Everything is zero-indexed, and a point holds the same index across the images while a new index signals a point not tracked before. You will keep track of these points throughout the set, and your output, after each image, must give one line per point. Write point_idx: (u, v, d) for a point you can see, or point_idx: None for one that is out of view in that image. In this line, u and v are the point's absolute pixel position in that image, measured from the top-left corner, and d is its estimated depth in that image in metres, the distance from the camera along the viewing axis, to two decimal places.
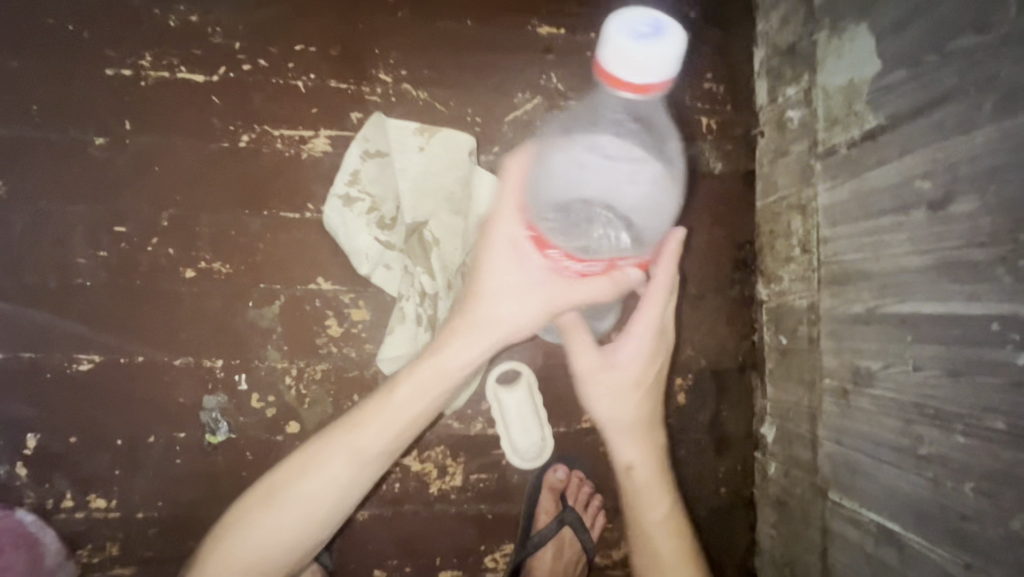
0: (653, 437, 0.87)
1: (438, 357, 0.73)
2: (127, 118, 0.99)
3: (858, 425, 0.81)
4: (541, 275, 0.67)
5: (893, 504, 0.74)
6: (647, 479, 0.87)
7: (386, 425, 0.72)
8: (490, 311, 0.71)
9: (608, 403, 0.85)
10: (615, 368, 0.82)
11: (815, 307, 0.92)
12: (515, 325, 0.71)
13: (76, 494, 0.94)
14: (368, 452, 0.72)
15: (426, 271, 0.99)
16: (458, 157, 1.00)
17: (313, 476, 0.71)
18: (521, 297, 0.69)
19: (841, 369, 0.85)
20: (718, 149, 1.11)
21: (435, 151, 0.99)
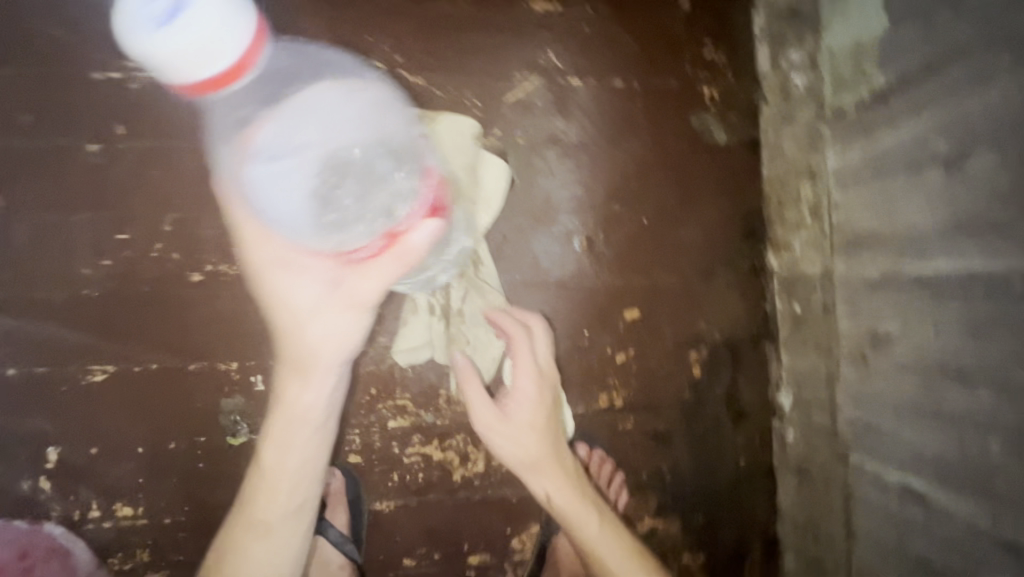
0: (564, 470, 0.96)
1: (304, 381, 0.87)
2: (119, 122, 0.97)
3: (878, 389, 0.81)
4: (335, 291, 0.83)
5: (917, 464, 0.75)
6: (576, 508, 0.93)
7: (296, 417, 0.86)
8: (306, 333, 0.86)
9: (521, 449, 0.95)
10: (514, 415, 0.95)
11: (829, 273, 0.91)
12: (320, 353, 0.87)
13: (102, 504, 0.95)
14: (315, 434, 0.88)
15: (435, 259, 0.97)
16: (463, 142, 1.00)
17: (274, 482, 0.87)
18: (338, 307, 0.83)
19: (859, 333, 0.85)
20: (721, 119, 1.10)
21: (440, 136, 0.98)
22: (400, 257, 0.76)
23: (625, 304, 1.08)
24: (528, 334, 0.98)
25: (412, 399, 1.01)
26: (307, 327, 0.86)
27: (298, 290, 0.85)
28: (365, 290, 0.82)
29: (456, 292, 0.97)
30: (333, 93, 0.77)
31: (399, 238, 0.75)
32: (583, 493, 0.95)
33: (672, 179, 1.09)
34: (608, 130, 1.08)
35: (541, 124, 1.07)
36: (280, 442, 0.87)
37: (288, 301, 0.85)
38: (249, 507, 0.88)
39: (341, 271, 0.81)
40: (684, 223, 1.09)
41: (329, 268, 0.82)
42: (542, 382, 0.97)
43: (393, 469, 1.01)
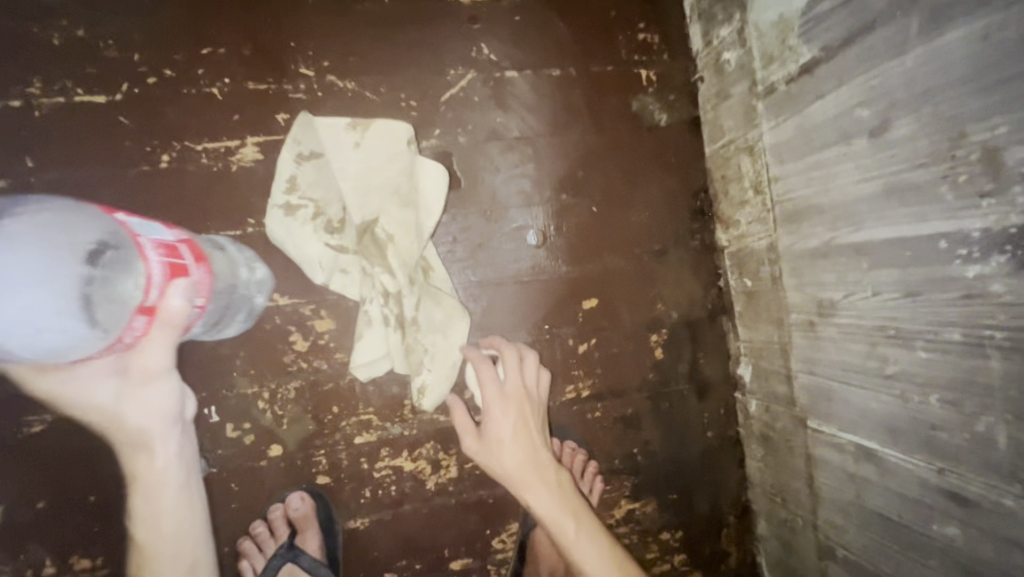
0: (554, 486, 0.92)
1: (148, 455, 0.81)
2: (27, 154, 0.90)
3: (827, 354, 0.84)
4: (128, 376, 0.74)
5: (868, 424, 0.78)
6: (563, 520, 0.90)
7: (153, 493, 0.84)
8: (123, 421, 0.77)
9: (507, 464, 0.92)
10: (492, 433, 0.93)
11: (774, 246, 0.93)
12: (150, 424, 0.79)
13: (56, 559, 0.90)
14: (181, 497, 0.85)
15: (383, 270, 0.96)
16: (396, 146, 0.96)
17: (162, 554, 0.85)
18: (153, 394, 0.77)
19: (806, 303, 0.87)
20: (661, 101, 1.10)
21: (371, 143, 0.95)
22: (169, 325, 0.71)
23: (582, 294, 1.08)
24: (516, 355, 0.97)
25: (377, 412, 0.99)
26: (124, 415, 0.76)
27: (73, 389, 0.74)
28: (154, 387, 0.77)
29: (410, 301, 0.96)
30: (57, 203, 0.82)
31: (155, 315, 0.69)
32: (571, 505, 0.91)
33: (617, 165, 1.09)
34: (549, 120, 1.07)
35: (481, 120, 1.05)
36: (155, 517, 0.84)
37: (92, 400, 0.74)
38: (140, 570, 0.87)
39: (115, 371, 0.73)
40: (633, 208, 1.10)
41: (93, 369, 0.72)
42: (527, 399, 0.96)
43: (364, 485, 0.99)
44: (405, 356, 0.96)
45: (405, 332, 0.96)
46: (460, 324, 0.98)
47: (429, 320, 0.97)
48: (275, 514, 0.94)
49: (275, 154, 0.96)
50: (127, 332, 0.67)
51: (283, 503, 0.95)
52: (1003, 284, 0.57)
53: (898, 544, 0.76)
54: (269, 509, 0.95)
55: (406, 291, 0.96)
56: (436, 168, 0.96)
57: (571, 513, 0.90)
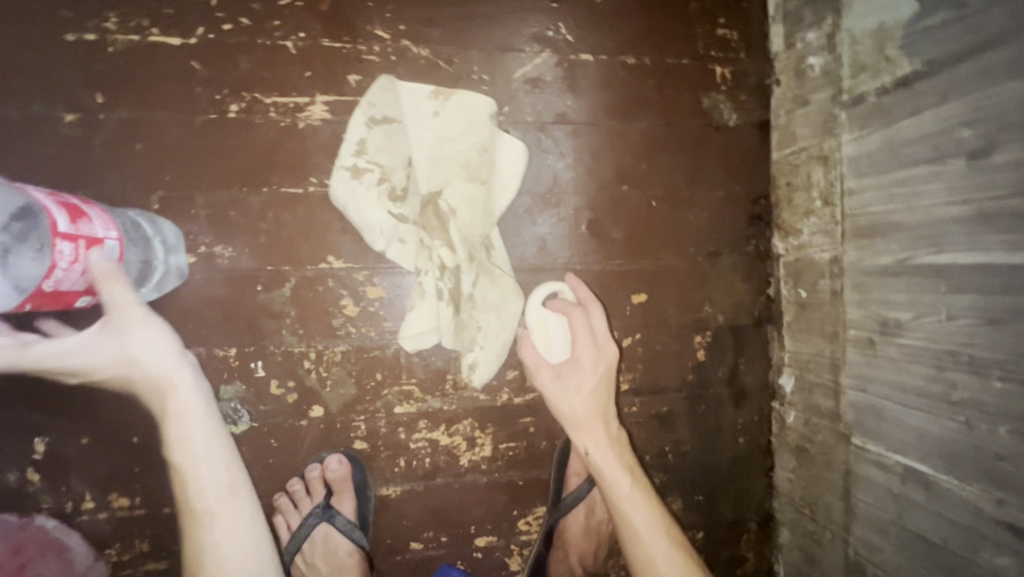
0: (608, 438, 1.00)
1: (170, 394, 0.91)
2: (98, 90, 0.89)
3: (885, 373, 0.83)
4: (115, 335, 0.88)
5: (922, 447, 0.77)
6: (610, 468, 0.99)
7: (184, 424, 0.91)
8: (140, 363, 0.90)
9: (574, 414, 0.99)
10: (569, 375, 1.00)
11: (838, 260, 0.92)
12: (162, 364, 0.90)
13: (96, 495, 0.91)
14: (206, 426, 0.92)
15: (444, 245, 0.96)
16: (475, 121, 0.96)
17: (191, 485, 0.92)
18: (138, 345, 0.89)
19: (867, 320, 0.86)
20: (732, 101, 1.08)
21: (452, 115, 0.95)
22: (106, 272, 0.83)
23: (631, 288, 1.07)
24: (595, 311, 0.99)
25: (418, 384, 0.99)
26: (134, 357, 0.89)
27: (78, 361, 0.88)
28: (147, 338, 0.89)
29: (467, 278, 0.97)
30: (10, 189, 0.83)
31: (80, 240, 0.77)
32: (622, 457, 1.00)
33: (681, 161, 1.07)
34: (618, 109, 1.05)
35: (551, 102, 1.03)
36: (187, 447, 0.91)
37: (93, 360, 0.88)
38: (184, 504, 0.92)
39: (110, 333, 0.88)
40: (692, 207, 1.08)
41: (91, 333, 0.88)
42: (601, 358, 1.00)
43: (399, 454, 0.99)
44: (455, 331, 0.98)
45: (459, 308, 0.97)
46: (513, 306, 0.99)
47: (484, 299, 0.98)
48: (313, 476, 0.96)
49: (344, 115, 0.95)
50: (58, 256, 0.74)
51: (320, 464, 0.96)
52: None
53: (938, 568, 0.76)
54: (307, 468, 0.96)
55: (465, 266, 0.97)
56: (514, 148, 0.97)
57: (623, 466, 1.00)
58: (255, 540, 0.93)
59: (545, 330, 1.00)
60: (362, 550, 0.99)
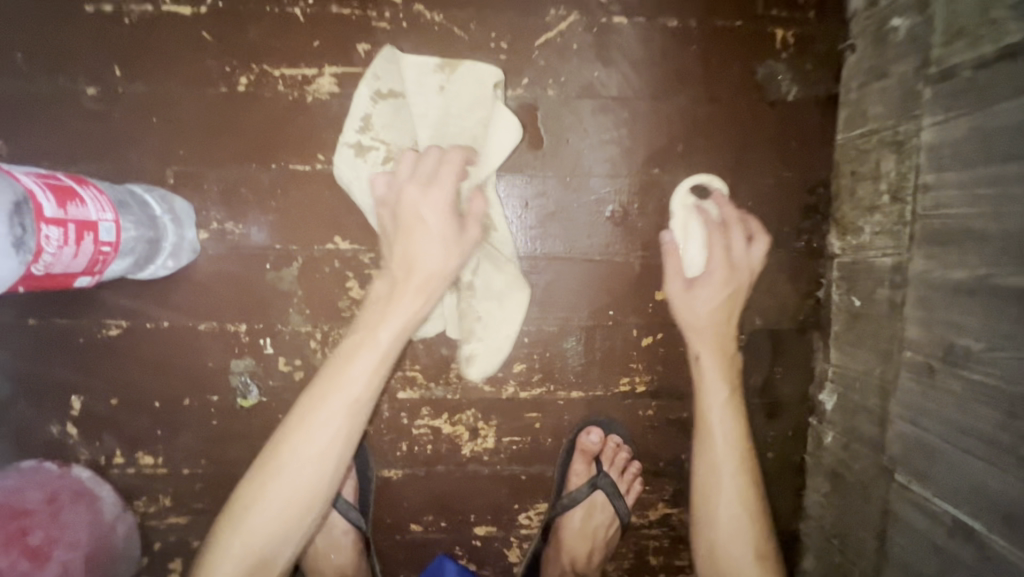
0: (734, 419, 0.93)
1: (411, 298, 0.84)
2: (116, 63, 0.90)
3: (942, 409, 0.70)
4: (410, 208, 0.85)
5: (978, 501, 0.65)
6: (721, 451, 0.92)
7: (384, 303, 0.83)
8: (420, 254, 0.84)
9: (710, 380, 0.94)
10: (700, 285, 0.94)
11: (901, 268, 0.78)
12: (448, 264, 0.86)
13: (125, 452, 0.98)
14: (390, 329, 0.82)
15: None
16: (473, 98, 0.90)
17: (324, 411, 0.78)
18: (429, 211, 0.85)
19: (928, 343, 0.73)
20: (793, 71, 0.92)
21: (445, 93, 0.89)
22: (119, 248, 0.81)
23: (656, 283, 0.97)
24: (745, 234, 0.94)
25: (422, 371, 0.97)
26: (439, 263, 0.85)
27: (432, 229, 0.85)
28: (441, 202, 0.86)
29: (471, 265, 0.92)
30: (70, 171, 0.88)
31: (69, 226, 0.63)
32: (740, 454, 0.92)
33: (726, 142, 0.94)
34: (655, 80, 0.93)
35: (577, 72, 0.92)
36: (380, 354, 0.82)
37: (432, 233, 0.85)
38: (298, 407, 0.79)
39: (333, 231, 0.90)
40: (734, 195, 0.95)
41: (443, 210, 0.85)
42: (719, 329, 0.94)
43: (402, 438, 0.99)
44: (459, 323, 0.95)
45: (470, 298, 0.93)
46: (517, 294, 0.94)
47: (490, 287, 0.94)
48: None
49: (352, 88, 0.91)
50: (45, 242, 0.60)
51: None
52: None
53: None
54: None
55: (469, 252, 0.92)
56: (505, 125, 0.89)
57: (733, 459, 0.92)
58: (317, 470, 0.78)
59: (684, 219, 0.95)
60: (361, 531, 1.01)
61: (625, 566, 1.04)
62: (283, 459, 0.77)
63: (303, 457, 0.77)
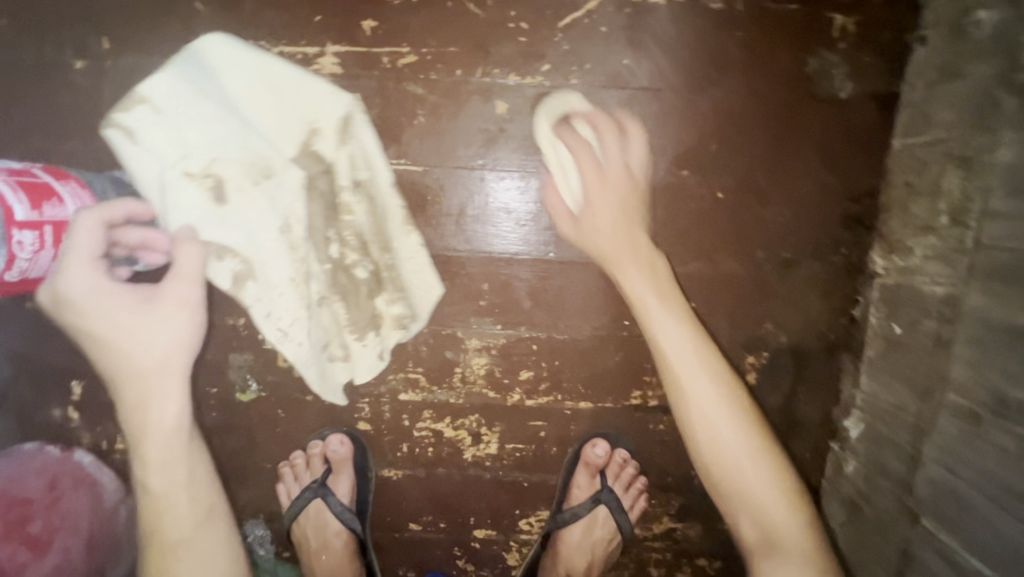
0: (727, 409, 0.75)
1: (139, 356, 0.64)
2: (105, 35, 0.83)
3: (985, 462, 0.64)
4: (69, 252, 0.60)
5: (1011, 564, 0.60)
6: (734, 444, 0.73)
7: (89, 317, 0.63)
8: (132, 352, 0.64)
9: (690, 374, 0.75)
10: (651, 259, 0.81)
11: (953, 301, 0.71)
12: (181, 335, 0.66)
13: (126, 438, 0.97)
14: (173, 328, 0.66)
15: (336, 238, 0.81)
16: (214, 98, 0.73)
17: (160, 380, 0.65)
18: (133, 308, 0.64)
19: (976, 388, 0.66)
20: (850, 65, 0.82)
21: (176, 114, 0.70)
22: None
23: None
24: (616, 133, 0.81)
25: (425, 373, 0.94)
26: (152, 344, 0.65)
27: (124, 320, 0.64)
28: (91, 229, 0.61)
29: (376, 253, 0.85)
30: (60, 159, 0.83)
31: (50, 230, 0.59)
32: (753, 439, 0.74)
33: (766, 143, 0.85)
34: (691, 70, 0.83)
35: (604, 59, 0.83)
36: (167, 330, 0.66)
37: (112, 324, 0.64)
38: (141, 454, 0.66)
39: (147, 294, 0.66)
40: (769, 203, 0.87)
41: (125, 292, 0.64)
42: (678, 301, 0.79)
43: (403, 440, 0.97)
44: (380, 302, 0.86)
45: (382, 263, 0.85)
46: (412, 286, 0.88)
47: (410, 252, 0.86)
48: (315, 449, 0.96)
49: (357, 71, 0.83)
50: (17, 247, 0.56)
51: (324, 441, 0.95)
52: None
53: None
54: (310, 444, 0.96)
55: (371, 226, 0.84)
56: (337, 105, 0.79)
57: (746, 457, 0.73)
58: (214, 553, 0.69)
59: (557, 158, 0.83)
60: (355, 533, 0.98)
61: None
62: (159, 516, 0.66)
63: (157, 435, 0.66)
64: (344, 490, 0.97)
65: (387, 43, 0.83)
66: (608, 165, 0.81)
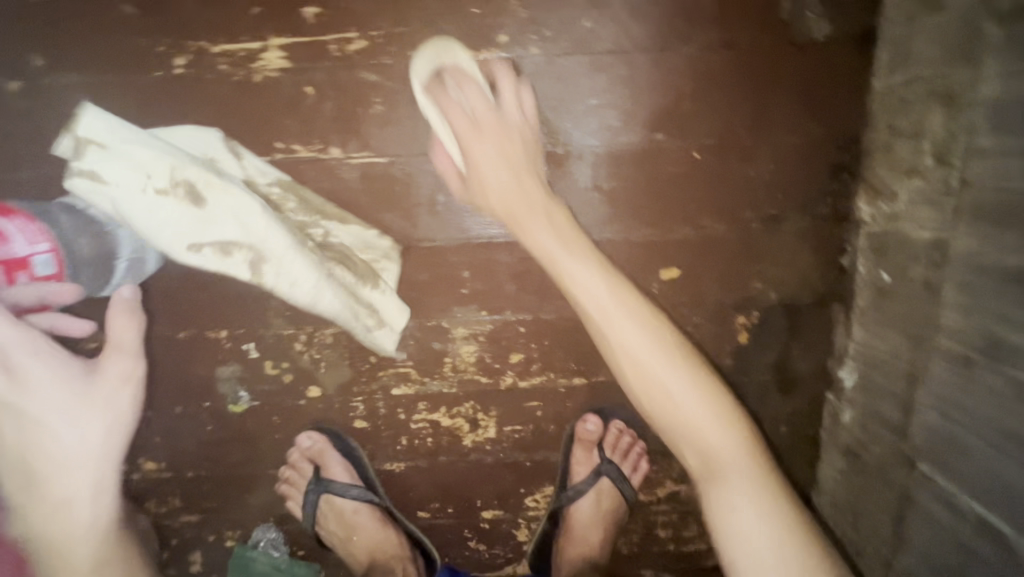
0: (669, 350, 0.72)
1: (66, 440, 0.80)
2: (37, 51, 0.79)
3: (978, 405, 0.64)
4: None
5: (1010, 507, 0.60)
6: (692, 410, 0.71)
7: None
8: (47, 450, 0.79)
9: (622, 326, 0.72)
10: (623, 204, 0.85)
11: (941, 245, 0.68)
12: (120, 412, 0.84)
13: (127, 458, 0.97)
14: (94, 438, 0.82)
15: (297, 218, 0.84)
16: (133, 131, 0.78)
17: (59, 488, 0.79)
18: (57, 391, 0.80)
19: (968, 333, 0.65)
20: (824, 5, 0.78)
21: (119, 147, 0.77)
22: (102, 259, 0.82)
23: (660, 261, 0.88)
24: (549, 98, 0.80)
25: (415, 366, 0.93)
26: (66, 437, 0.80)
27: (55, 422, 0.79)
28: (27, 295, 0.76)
29: (324, 226, 0.85)
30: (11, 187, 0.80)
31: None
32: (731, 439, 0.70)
33: (742, 95, 0.81)
34: (658, 27, 0.79)
35: (563, 25, 0.79)
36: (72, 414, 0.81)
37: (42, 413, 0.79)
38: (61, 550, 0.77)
39: (88, 370, 0.83)
40: (752, 158, 0.83)
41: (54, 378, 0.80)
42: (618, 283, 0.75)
43: (401, 433, 0.97)
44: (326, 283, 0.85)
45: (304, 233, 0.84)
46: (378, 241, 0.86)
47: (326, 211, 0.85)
48: (297, 459, 0.95)
49: (305, 62, 0.79)
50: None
51: (297, 445, 0.96)
52: None
53: None
54: (289, 452, 0.96)
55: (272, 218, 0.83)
56: (206, 138, 0.80)
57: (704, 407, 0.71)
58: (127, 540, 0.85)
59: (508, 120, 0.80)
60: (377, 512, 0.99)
61: (635, 539, 1.04)
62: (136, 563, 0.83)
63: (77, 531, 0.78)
64: (341, 482, 0.96)
65: (332, 28, 0.79)
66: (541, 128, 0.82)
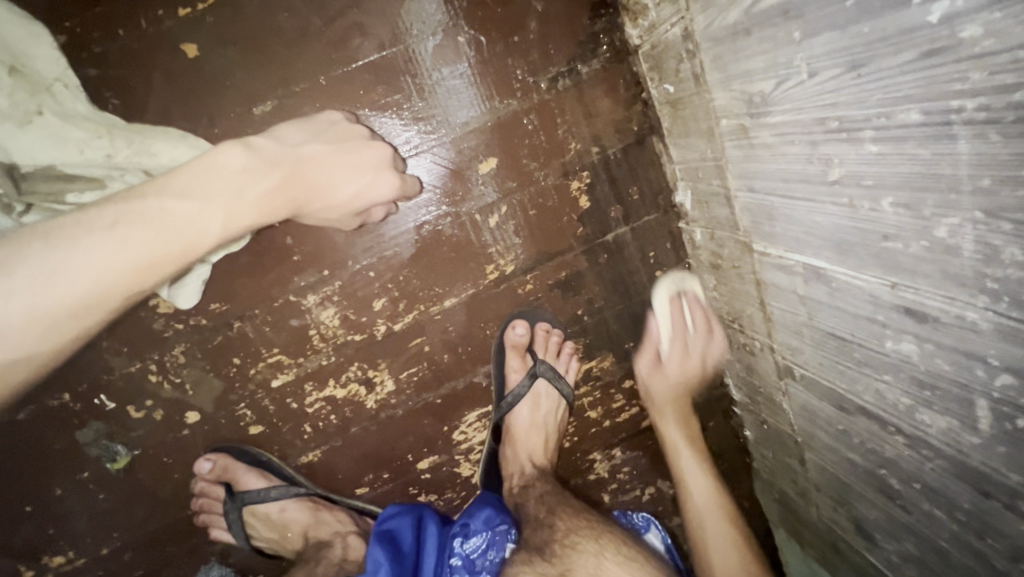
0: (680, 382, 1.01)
1: None
2: None
3: (766, 165, 0.66)
4: (262, 158, 0.70)
5: (815, 242, 0.63)
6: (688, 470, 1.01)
7: (101, 256, 0.60)
8: None
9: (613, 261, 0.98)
10: (543, 195, 0.92)
11: (689, 33, 0.70)
12: None
13: (29, 564, 0.90)
14: None
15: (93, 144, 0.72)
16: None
17: None
18: None
19: (734, 102, 0.67)
20: None
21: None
22: None
23: (474, 157, 0.88)
24: (447, 62, 0.83)
25: (284, 351, 0.89)
26: None
27: None
28: (305, 133, 0.75)
29: (131, 160, 0.74)
30: None
31: None
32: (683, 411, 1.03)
33: None
34: None
35: None
36: (326, 193, 0.76)
37: None
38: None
39: None
40: (515, 25, 0.83)
41: None
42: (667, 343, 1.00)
43: (303, 422, 0.94)
44: None
45: (110, 166, 0.73)
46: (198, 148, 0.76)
47: (129, 140, 0.74)
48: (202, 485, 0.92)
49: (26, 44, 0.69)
50: None
51: (196, 476, 0.92)
52: (978, 22, 0.36)
53: (852, 363, 0.67)
54: (191, 487, 0.93)
55: (49, 174, 0.72)
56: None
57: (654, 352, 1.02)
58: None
59: (412, 105, 0.84)
60: (311, 499, 0.99)
61: (573, 431, 1.07)
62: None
63: None
64: (259, 489, 0.95)
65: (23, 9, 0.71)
66: (427, 80, 0.83)
